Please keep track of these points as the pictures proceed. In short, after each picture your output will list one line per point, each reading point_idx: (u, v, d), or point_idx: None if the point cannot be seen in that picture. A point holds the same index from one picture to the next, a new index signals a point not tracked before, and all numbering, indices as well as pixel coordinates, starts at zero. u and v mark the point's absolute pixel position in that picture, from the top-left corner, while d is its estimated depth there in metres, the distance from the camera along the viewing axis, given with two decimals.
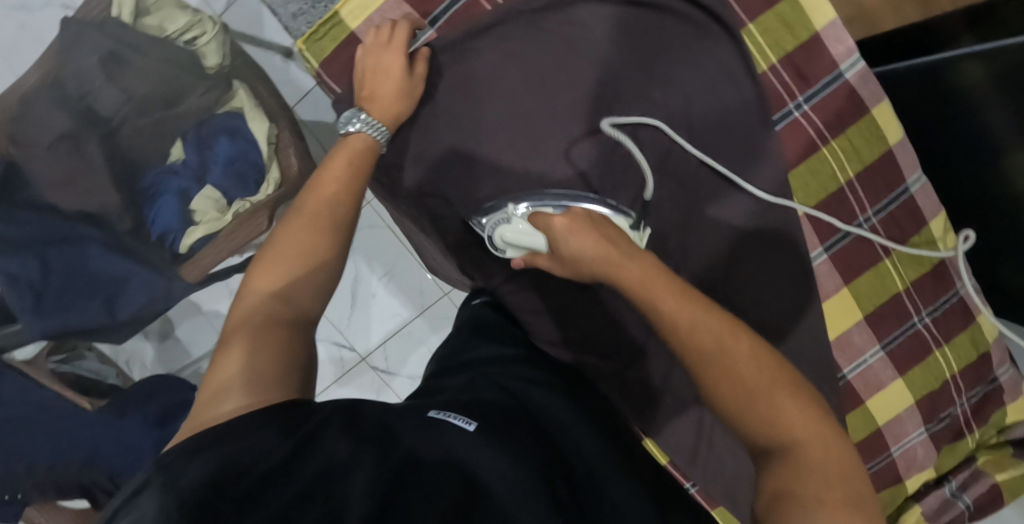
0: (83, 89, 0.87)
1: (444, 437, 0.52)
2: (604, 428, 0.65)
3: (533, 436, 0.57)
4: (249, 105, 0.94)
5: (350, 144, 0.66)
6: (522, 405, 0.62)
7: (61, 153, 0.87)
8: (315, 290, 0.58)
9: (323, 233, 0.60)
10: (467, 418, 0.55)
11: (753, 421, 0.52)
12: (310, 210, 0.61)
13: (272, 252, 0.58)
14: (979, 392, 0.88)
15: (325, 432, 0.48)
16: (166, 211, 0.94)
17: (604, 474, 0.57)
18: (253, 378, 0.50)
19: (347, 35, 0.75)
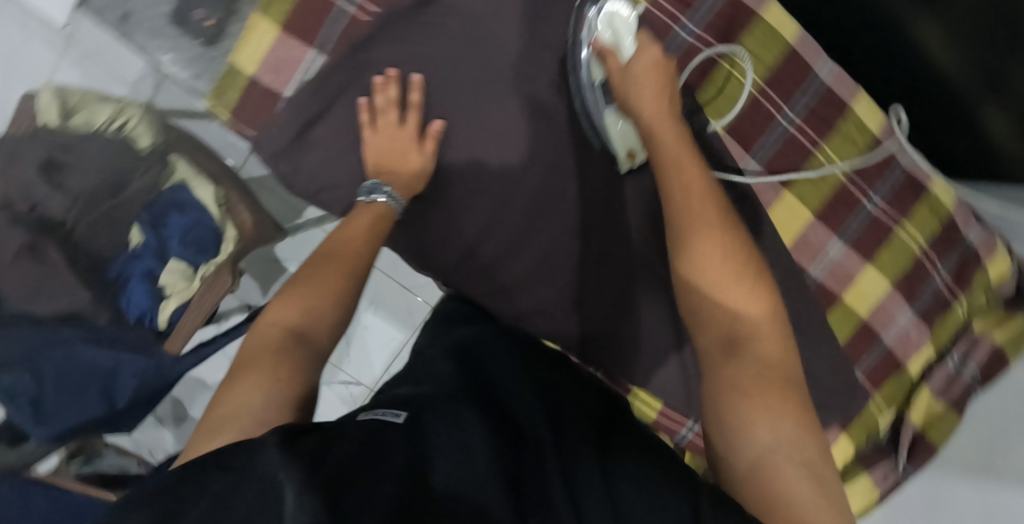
0: (34, 199, 0.92)
1: (378, 430, 0.50)
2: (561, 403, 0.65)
3: (478, 416, 0.57)
4: (190, 174, 0.98)
5: (375, 207, 0.70)
6: (467, 390, 0.62)
7: (24, 266, 0.90)
8: (329, 333, 0.60)
9: (343, 281, 0.63)
10: (399, 413, 0.55)
11: (726, 326, 0.59)
12: (336, 257, 0.65)
13: (293, 292, 0.61)
14: (955, 259, 0.87)
15: (258, 448, 0.44)
16: (138, 293, 0.96)
17: (564, 436, 0.57)
18: (266, 406, 0.51)
19: (247, 82, 0.78)
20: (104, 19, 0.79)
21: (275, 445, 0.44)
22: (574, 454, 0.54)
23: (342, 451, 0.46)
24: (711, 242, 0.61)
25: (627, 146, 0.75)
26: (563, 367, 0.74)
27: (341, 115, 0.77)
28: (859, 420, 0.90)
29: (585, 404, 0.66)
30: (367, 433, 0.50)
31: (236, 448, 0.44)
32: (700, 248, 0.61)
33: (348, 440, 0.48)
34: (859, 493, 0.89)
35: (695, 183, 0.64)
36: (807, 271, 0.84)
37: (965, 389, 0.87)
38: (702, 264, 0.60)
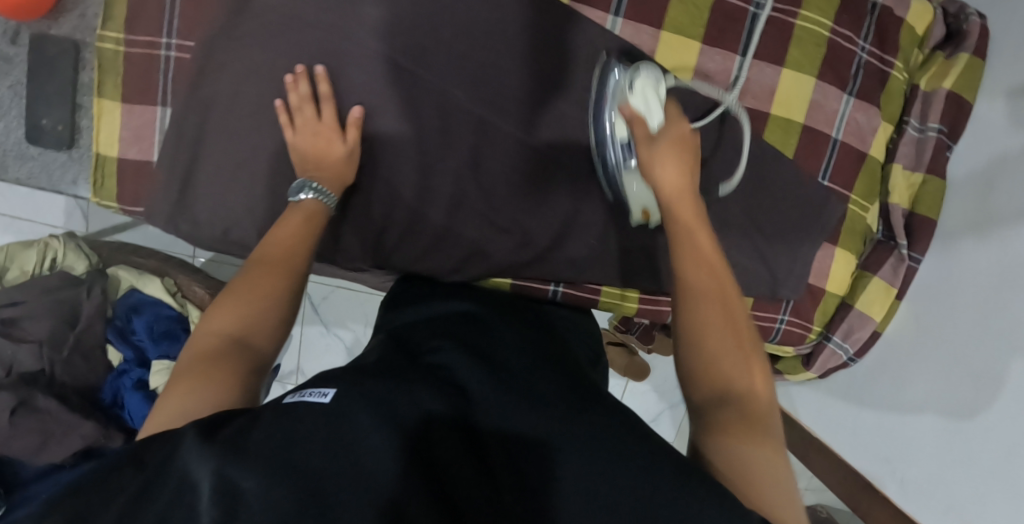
0: (6, 363, 0.90)
1: (310, 422, 0.42)
2: (528, 357, 0.58)
3: (434, 388, 0.48)
4: (135, 276, 0.97)
5: (303, 208, 0.67)
6: (414, 361, 0.53)
7: (26, 425, 0.88)
8: (268, 335, 0.58)
9: (282, 279, 0.61)
10: (327, 388, 0.46)
11: (712, 365, 0.54)
12: (269, 260, 0.62)
13: (229, 296, 0.59)
14: (872, 24, 0.80)
15: (177, 455, 0.39)
16: (136, 404, 0.97)
17: (527, 400, 0.49)
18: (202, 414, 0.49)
19: (118, 163, 0.78)
20: None
21: (196, 452, 0.39)
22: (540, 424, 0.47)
23: (266, 458, 0.39)
24: (724, 323, 0.55)
25: (641, 203, 0.74)
26: (508, 308, 0.70)
27: (209, 154, 0.76)
28: (846, 224, 0.85)
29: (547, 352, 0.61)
30: (298, 426, 0.41)
31: (156, 448, 0.41)
32: (711, 333, 0.55)
33: (279, 441, 0.40)
34: (874, 296, 0.85)
35: (717, 275, 0.58)
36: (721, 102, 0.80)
37: (936, 147, 0.81)
38: (708, 342, 0.55)
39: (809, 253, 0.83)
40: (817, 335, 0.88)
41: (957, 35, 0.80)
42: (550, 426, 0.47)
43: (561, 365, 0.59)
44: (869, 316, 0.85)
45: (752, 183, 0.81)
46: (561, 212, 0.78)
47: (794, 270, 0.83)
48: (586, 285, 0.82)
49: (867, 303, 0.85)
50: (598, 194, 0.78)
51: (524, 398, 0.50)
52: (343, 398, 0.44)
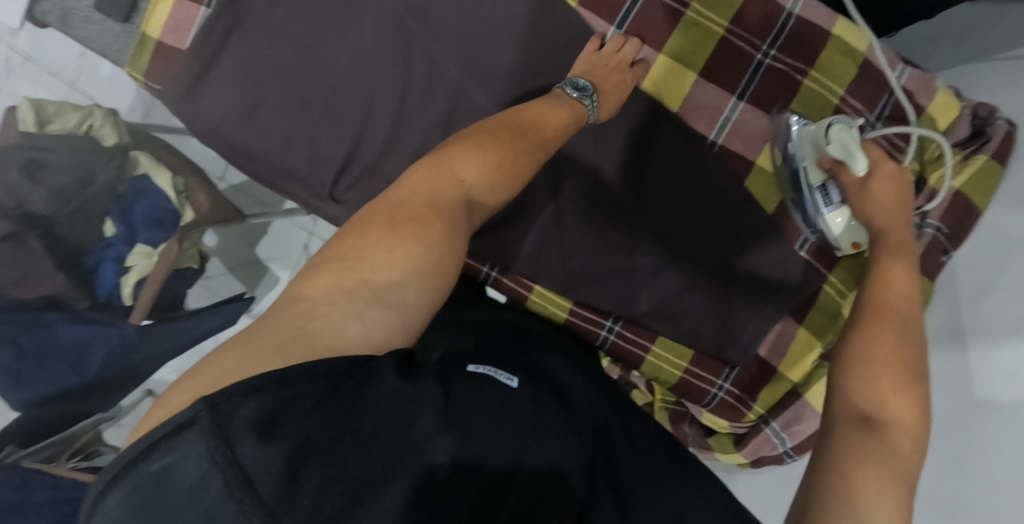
0: (17, 198, 1.00)
1: (492, 394, 0.48)
2: (622, 406, 0.59)
3: (560, 403, 0.52)
4: (152, 165, 1.07)
5: (566, 106, 0.65)
6: (516, 360, 0.57)
7: (8, 256, 0.97)
8: (485, 207, 0.56)
9: (524, 157, 0.58)
10: (509, 375, 0.52)
11: (864, 401, 0.51)
12: (515, 125, 0.60)
13: (466, 142, 0.57)
14: (888, 105, 0.77)
15: (374, 380, 0.43)
16: (107, 275, 1.06)
17: (647, 453, 0.53)
18: (405, 311, 0.48)
19: (156, 45, 0.86)
20: (49, 18, 0.89)
21: (393, 374, 0.44)
22: (643, 454, 0.53)
23: (465, 412, 0.44)
24: (898, 394, 0.50)
25: (853, 239, 0.73)
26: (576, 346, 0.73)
27: (225, 55, 0.83)
28: (815, 305, 0.78)
29: (614, 390, 0.63)
30: (486, 394, 0.47)
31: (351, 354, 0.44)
32: (877, 395, 0.51)
33: (451, 391, 0.46)
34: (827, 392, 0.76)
35: (883, 343, 0.53)
36: (707, 136, 0.79)
37: (930, 245, 0.74)
38: (864, 399, 0.51)
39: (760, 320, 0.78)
40: (756, 416, 0.80)
41: (979, 133, 0.75)
42: (648, 451, 0.54)
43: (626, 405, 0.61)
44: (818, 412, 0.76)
45: (718, 226, 0.78)
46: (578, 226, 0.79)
47: (740, 331, 0.78)
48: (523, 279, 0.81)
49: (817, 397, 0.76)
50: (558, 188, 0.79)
51: (625, 449, 0.53)
52: (520, 387, 0.50)
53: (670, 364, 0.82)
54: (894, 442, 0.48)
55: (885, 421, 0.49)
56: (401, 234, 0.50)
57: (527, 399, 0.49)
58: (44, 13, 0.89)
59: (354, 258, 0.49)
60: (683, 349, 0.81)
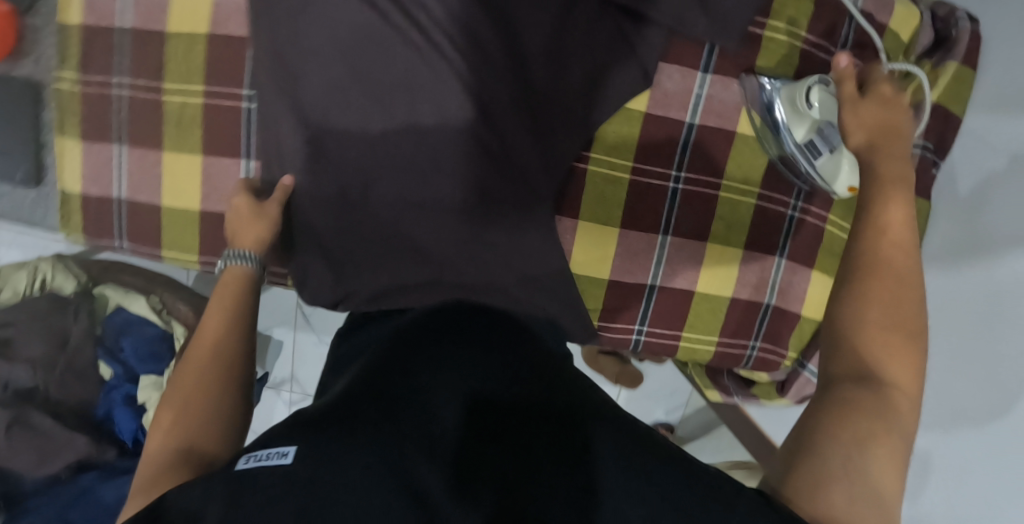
0: (1, 380, 0.95)
1: (265, 496, 0.36)
2: (540, 377, 0.49)
3: (382, 425, 0.41)
4: (121, 295, 1.03)
5: (225, 279, 0.69)
6: (376, 403, 0.44)
7: (21, 441, 0.94)
8: (208, 435, 0.56)
9: (206, 361, 0.61)
10: (284, 447, 0.39)
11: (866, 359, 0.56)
12: (190, 359, 0.62)
13: (173, 388, 0.60)
14: (849, 34, 0.76)
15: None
16: (124, 419, 1.00)
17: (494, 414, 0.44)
18: (179, 428, 0.56)
19: (82, 201, 0.80)
20: None
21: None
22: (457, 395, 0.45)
23: None
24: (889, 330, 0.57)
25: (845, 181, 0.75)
26: (479, 319, 0.62)
27: (166, 191, 0.78)
28: (824, 244, 0.81)
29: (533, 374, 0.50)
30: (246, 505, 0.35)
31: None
32: (882, 241, 0.61)
33: (206, 513, 0.35)
34: None
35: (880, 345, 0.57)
36: (682, 120, 0.76)
37: (922, 164, 0.75)
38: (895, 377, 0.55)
39: (764, 302, 0.82)
40: (792, 363, 0.85)
41: (944, 40, 0.75)
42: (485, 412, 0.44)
43: (546, 392, 0.47)
44: None
45: (714, 203, 0.78)
46: (426, 244, 0.76)
47: (766, 285, 0.82)
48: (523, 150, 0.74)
49: None
50: (344, 124, 0.72)
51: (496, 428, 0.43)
52: (300, 457, 0.38)
53: (703, 343, 0.83)
54: (896, 405, 0.54)
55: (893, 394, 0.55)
56: (189, 383, 0.59)
57: (329, 475, 0.37)
58: None
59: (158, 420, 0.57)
60: (716, 330, 0.83)
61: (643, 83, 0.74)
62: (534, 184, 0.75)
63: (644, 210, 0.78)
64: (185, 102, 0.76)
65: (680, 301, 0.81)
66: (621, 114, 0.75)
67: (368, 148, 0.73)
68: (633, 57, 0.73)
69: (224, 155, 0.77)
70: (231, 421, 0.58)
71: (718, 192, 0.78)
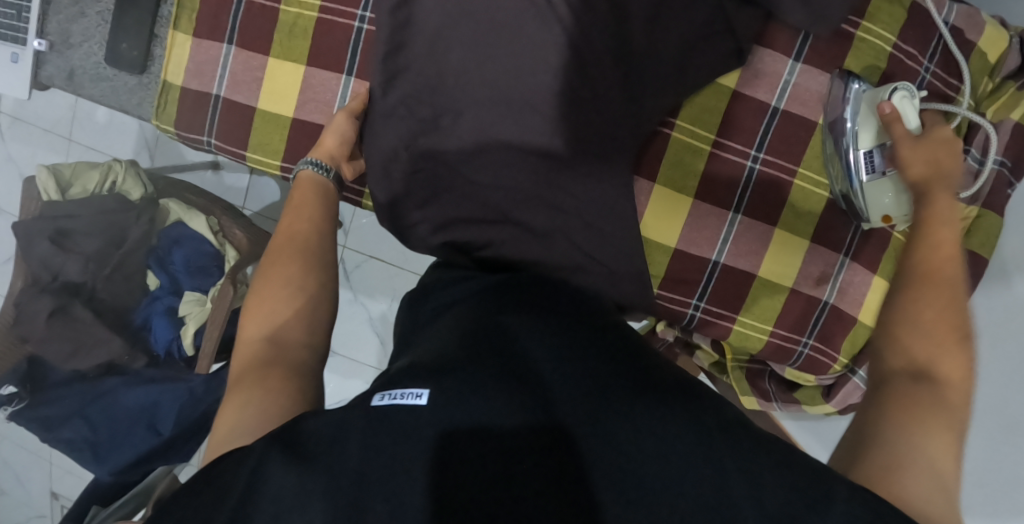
0: (53, 269, 0.96)
1: (396, 429, 0.45)
2: (636, 347, 0.54)
3: (498, 378, 0.48)
4: (183, 210, 1.03)
5: (301, 181, 0.74)
6: (494, 355, 0.50)
7: (59, 329, 0.93)
8: (300, 326, 0.62)
9: (294, 255, 0.67)
10: (417, 389, 0.47)
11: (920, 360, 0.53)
12: (276, 250, 0.67)
13: (261, 279, 0.65)
14: (940, 46, 0.77)
15: (261, 481, 0.43)
16: (161, 329, 1.01)
17: (600, 371, 0.49)
18: (276, 320, 0.62)
19: (180, 93, 0.83)
20: (56, 81, 0.87)
21: (284, 471, 0.43)
22: (567, 353, 0.51)
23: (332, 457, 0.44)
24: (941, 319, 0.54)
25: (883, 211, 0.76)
26: (572, 288, 0.68)
27: (262, 94, 0.81)
28: (890, 250, 0.81)
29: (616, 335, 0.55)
30: (385, 436, 0.44)
31: (234, 469, 0.45)
32: (925, 246, 0.59)
33: (342, 439, 0.44)
34: None
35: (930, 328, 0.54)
36: (767, 102, 0.79)
37: (997, 180, 0.77)
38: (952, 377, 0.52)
39: (823, 299, 0.82)
40: (843, 367, 0.84)
41: None
42: (592, 368, 0.49)
43: (628, 350, 0.53)
44: None
45: (788, 189, 0.80)
46: (496, 191, 0.76)
47: (828, 282, 0.81)
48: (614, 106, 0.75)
49: None
50: (441, 64, 0.75)
51: (599, 382, 0.48)
52: (430, 400, 0.46)
53: (755, 330, 0.83)
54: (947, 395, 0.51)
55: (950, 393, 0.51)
56: (276, 278, 0.65)
57: (441, 415, 0.45)
58: (50, 77, 0.87)
59: (253, 306, 0.63)
60: (770, 319, 0.82)
61: (737, 59, 0.77)
62: (615, 139, 0.76)
63: (718, 184, 0.79)
64: (300, 14, 0.80)
65: (740, 281, 0.82)
66: (710, 88, 0.78)
67: (465, 82, 0.74)
68: (733, 32, 0.75)
69: (327, 69, 0.80)
70: (316, 305, 0.64)
71: (793, 179, 0.80)
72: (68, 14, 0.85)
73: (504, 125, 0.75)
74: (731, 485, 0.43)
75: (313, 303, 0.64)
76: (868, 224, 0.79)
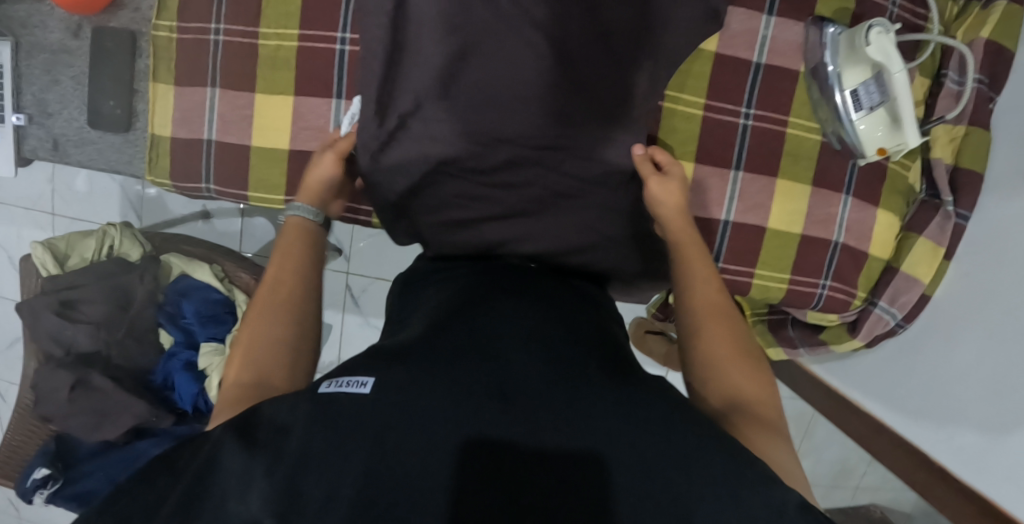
0: (65, 344, 0.95)
1: (344, 414, 0.47)
2: (585, 342, 0.58)
3: (445, 369, 0.51)
4: (184, 262, 1.02)
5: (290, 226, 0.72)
6: (445, 350, 0.53)
7: (83, 402, 0.93)
8: (283, 376, 0.60)
9: (275, 307, 0.64)
10: (364, 379, 0.50)
11: (720, 374, 0.63)
12: (258, 299, 0.65)
13: (242, 331, 0.63)
14: None
15: (217, 460, 0.45)
16: (184, 385, 0.99)
17: (549, 368, 0.52)
18: (256, 366, 0.60)
19: (171, 144, 0.83)
20: (40, 153, 0.86)
21: (236, 454, 0.45)
22: (520, 349, 0.54)
23: (281, 441, 0.46)
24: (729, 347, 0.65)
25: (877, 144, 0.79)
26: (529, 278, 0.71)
27: (255, 131, 0.81)
28: (887, 183, 0.84)
29: (569, 328, 0.60)
30: (337, 421, 0.46)
31: (191, 454, 0.47)
32: (701, 283, 0.70)
33: (294, 427, 0.46)
34: (920, 257, 0.83)
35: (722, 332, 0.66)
36: (749, 60, 0.80)
37: (979, 99, 0.79)
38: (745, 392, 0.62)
39: (833, 239, 0.84)
40: (862, 302, 0.86)
41: None
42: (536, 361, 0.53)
43: (576, 345, 0.57)
44: (916, 279, 0.83)
45: (782, 139, 0.82)
46: (510, 185, 0.77)
47: (834, 222, 0.84)
48: (610, 82, 0.75)
49: (912, 263, 0.83)
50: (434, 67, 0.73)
51: (541, 375, 0.52)
52: (376, 389, 0.48)
53: (774, 281, 0.85)
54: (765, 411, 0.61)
55: (744, 387, 0.62)
56: (258, 327, 0.62)
57: (385, 403, 0.48)
58: (34, 150, 0.85)
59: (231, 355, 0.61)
60: (785, 268, 0.85)
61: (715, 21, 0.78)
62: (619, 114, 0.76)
63: (716, 145, 0.81)
64: (280, 45, 0.79)
65: (753, 236, 0.84)
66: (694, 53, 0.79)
67: (456, 91, 0.74)
68: None
69: (315, 96, 0.80)
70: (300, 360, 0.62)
71: (786, 128, 0.82)
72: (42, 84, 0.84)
73: (500, 116, 0.74)
74: (662, 476, 0.46)
75: (296, 356, 0.62)
76: (864, 159, 0.81)
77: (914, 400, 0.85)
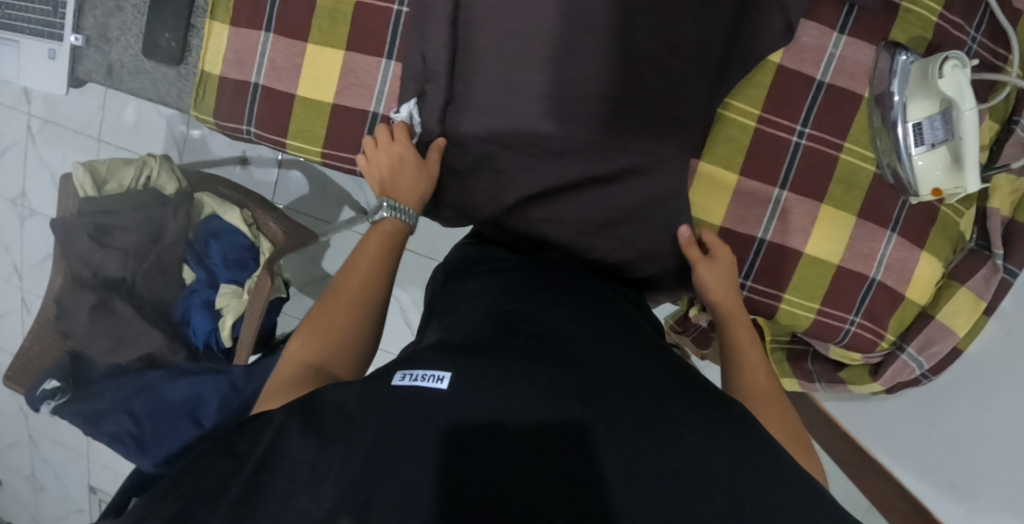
0: (91, 265, 0.96)
1: (416, 412, 0.48)
2: (654, 351, 0.58)
3: (523, 366, 0.50)
4: (218, 203, 1.03)
5: (381, 228, 0.74)
6: (522, 343, 0.54)
7: (102, 325, 0.94)
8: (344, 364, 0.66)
9: (351, 309, 0.68)
10: (438, 373, 0.50)
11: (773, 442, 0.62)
12: (345, 290, 0.70)
13: (314, 324, 0.68)
14: (987, 16, 0.76)
15: (283, 444, 0.48)
16: (199, 321, 1.01)
17: (624, 375, 0.52)
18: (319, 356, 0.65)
19: (219, 82, 0.83)
20: (94, 76, 0.87)
21: (301, 443, 0.48)
22: (595, 357, 0.54)
23: (348, 433, 0.48)
24: (776, 417, 0.64)
25: (931, 183, 0.75)
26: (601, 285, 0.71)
27: (303, 80, 0.81)
28: (937, 225, 0.80)
29: (630, 332, 0.60)
30: (411, 420, 0.47)
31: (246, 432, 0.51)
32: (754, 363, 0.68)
33: (360, 416, 0.49)
34: (959, 308, 0.80)
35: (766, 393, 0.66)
36: (813, 76, 0.77)
37: None
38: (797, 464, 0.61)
39: (870, 276, 0.81)
40: (890, 345, 0.83)
41: None
42: (614, 370, 0.52)
43: (640, 347, 0.57)
44: (951, 330, 0.80)
45: (836, 164, 0.79)
46: (553, 173, 0.76)
47: (876, 258, 0.80)
48: (672, 85, 0.73)
49: (950, 314, 0.80)
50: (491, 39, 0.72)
51: (620, 381, 0.51)
52: (450, 384, 0.49)
53: (803, 309, 0.82)
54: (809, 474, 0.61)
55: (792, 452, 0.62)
56: (328, 321, 0.68)
57: (456, 402, 0.48)
58: (89, 73, 0.87)
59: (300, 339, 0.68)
60: (817, 299, 0.81)
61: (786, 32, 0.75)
62: (676, 121, 0.74)
63: (765, 159, 0.79)
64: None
65: (787, 260, 0.81)
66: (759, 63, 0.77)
67: (504, 77, 0.74)
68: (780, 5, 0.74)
69: (366, 54, 0.79)
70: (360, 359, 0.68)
71: (841, 153, 0.78)
72: (104, 8, 0.85)
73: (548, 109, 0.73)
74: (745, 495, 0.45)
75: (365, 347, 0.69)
76: (917, 198, 0.77)
77: (936, 456, 0.84)
